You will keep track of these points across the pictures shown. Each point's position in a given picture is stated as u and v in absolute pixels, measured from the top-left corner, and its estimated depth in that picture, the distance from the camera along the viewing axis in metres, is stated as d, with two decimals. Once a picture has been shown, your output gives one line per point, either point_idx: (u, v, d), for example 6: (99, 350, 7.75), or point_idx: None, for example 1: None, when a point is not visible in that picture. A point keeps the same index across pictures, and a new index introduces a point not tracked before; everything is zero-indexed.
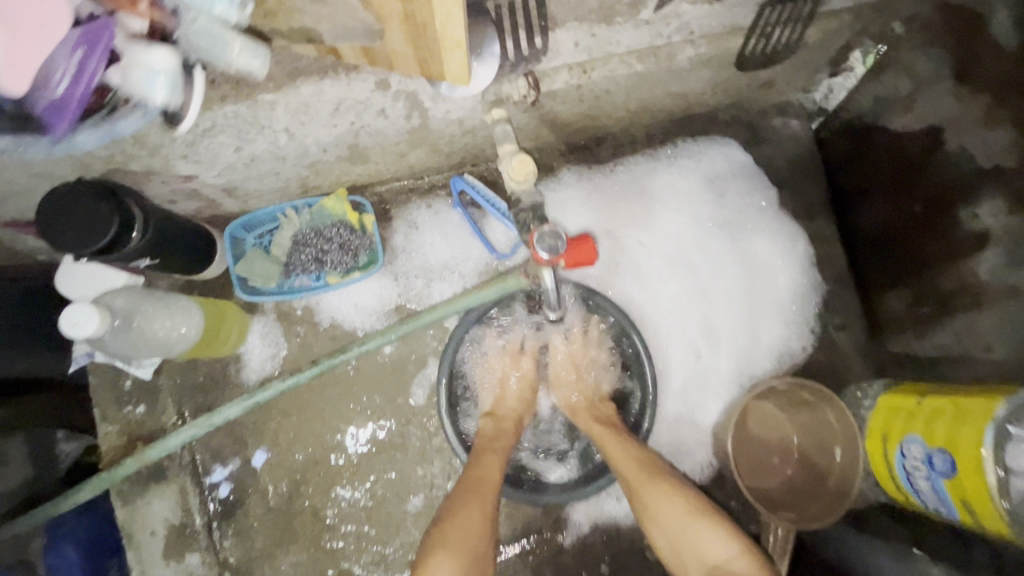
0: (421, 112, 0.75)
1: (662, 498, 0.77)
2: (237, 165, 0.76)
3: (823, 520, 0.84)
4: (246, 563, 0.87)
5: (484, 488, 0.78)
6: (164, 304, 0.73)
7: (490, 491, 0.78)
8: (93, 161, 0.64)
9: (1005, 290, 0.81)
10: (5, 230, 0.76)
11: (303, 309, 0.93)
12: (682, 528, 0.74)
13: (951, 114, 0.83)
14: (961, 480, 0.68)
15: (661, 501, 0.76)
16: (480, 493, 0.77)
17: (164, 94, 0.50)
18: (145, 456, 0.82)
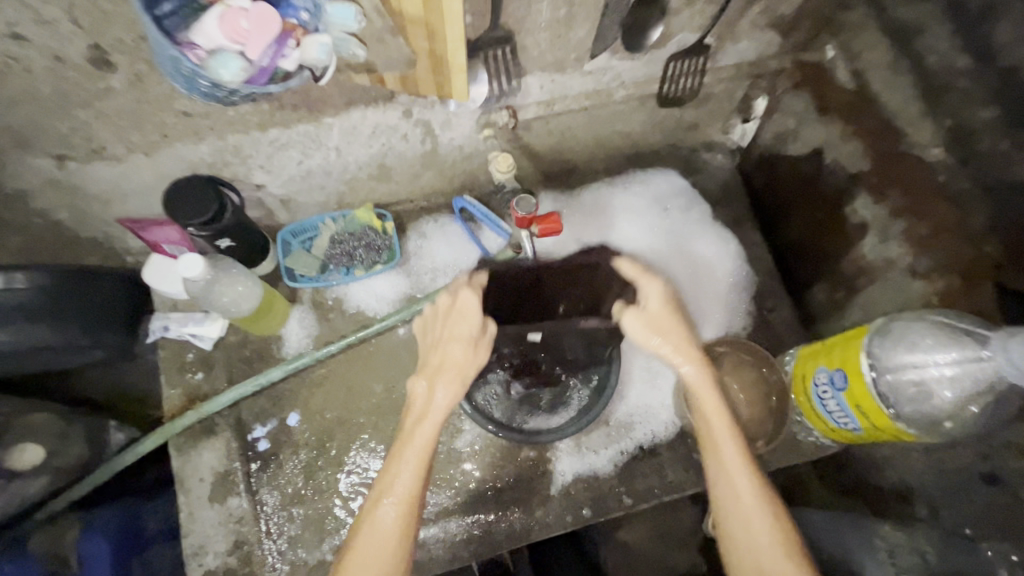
0: (432, 138, 1.03)
1: (757, 511, 0.79)
2: (296, 177, 1.02)
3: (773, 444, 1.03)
4: (277, 508, 1.01)
5: (378, 511, 0.74)
6: (244, 274, 0.96)
7: (401, 512, 0.73)
8: (201, 166, 0.91)
9: (883, 260, 1.06)
10: (117, 227, 1.00)
11: (334, 299, 1.15)
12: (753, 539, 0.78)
13: (822, 137, 1.12)
14: (852, 388, 0.88)
15: (756, 518, 0.79)
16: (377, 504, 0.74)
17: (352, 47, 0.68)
18: (203, 408, 1.00)
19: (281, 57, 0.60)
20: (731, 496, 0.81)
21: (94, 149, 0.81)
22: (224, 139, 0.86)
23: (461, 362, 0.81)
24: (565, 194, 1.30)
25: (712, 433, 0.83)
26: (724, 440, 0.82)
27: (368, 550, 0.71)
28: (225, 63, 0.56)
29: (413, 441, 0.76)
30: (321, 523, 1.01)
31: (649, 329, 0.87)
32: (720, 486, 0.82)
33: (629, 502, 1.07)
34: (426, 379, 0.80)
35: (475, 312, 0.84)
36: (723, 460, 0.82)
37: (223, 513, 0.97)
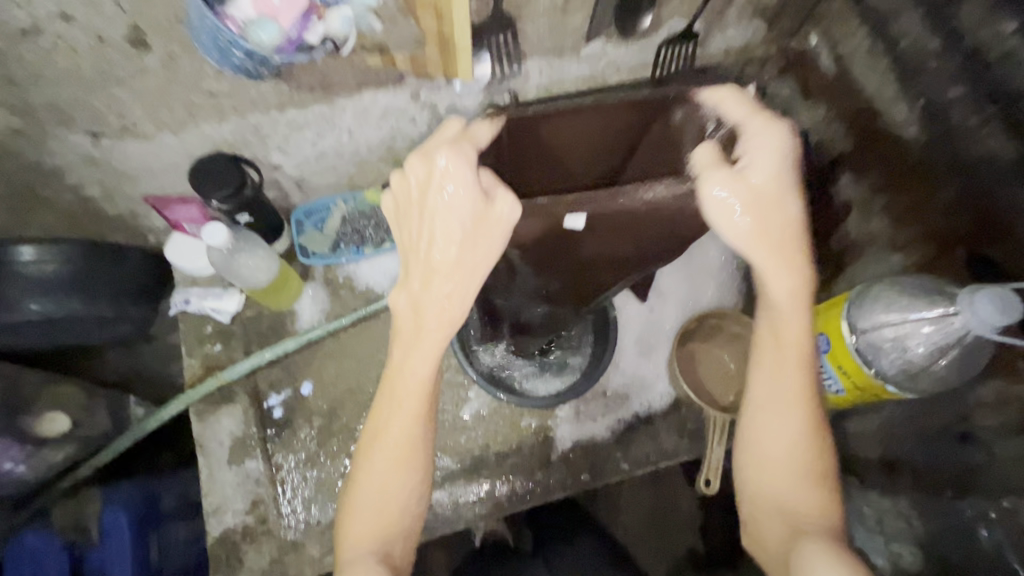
0: (438, 121, 1.09)
1: (792, 436, 0.76)
2: (310, 158, 1.09)
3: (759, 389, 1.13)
4: (292, 472, 1.06)
5: (382, 447, 0.73)
6: (264, 248, 1.02)
7: (405, 447, 0.73)
8: (223, 145, 0.97)
9: (866, 236, 1.11)
10: (142, 205, 1.07)
11: (345, 277, 1.21)
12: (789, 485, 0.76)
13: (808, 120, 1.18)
14: (837, 352, 0.93)
15: (786, 444, 0.76)
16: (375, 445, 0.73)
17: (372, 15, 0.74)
18: (222, 376, 1.06)
19: (306, 31, 0.69)
20: (764, 419, 0.77)
21: (127, 126, 0.88)
22: (246, 118, 0.93)
23: (460, 263, 0.63)
24: None
25: (780, 359, 0.76)
26: (785, 353, 0.75)
27: (374, 476, 0.74)
28: (262, 29, 0.66)
29: (412, 361, 0.69)
30: (332, 486, 1.06)
31: (745, 238, 0.67)
32: (760, 416, 0.78)
33: (626, 467, 1.12)
34: (414, 299, 0.66)
35: (461, 178, 0.61)
36: (772, 379, 0.77)
37: (241, 475, 1.03)
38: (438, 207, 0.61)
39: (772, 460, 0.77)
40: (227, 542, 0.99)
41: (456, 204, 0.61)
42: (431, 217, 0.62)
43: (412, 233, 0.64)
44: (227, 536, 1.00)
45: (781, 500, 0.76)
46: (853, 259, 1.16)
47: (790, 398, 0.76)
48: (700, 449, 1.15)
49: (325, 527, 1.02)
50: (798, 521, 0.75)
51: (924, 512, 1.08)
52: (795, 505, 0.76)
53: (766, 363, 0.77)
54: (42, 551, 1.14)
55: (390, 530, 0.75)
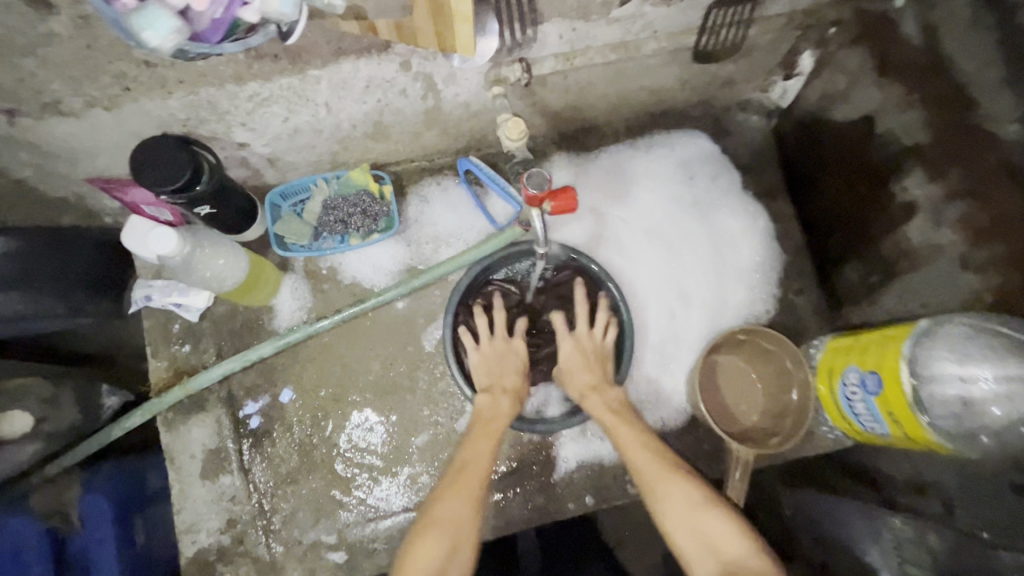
0: (434, 94, 0.91)
1: (669, 485, 0.86)
2: (283, 135, 0.92)
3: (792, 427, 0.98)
4: (270, 487, 0.97)
5: (469, 472, 0.89)
6: (227, 246, 0.89)
7: (475, 476, 0.88)
8: (173, 122, 0.80)
9: (931, 247, 0.95)
10: (88, 187, 0.91)
11: (328, 268, 1.07)
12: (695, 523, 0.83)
13: (878, 102, 0.98)
14: (887, 395, 0.81)
15: (671, 490, 0.85)
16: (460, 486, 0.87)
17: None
18: (190, 385, 0.94)
19: (238, 8, 0.55)
20: (647, 479, 0.88)
21: (47, 102, 0.71)
22: (196, 93, 0.75)
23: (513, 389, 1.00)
24: (580, 158, 1.18)
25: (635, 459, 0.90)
26: (620, 428, 0.94)
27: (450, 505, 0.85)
28: (154, 23, 0.52)
29: (487, 436, 0.93)
30: (314, 502, 0.98)
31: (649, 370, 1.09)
32: (644, 481, 0.88)
33: (633, 491, 1.03)
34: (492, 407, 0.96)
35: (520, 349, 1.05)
36: (630, 444, 0.92)
37: (215, 491, 0.95)
38: (510, 355, 1.04)
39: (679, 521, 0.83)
40: (203, 562, 0.93)
41: (515, 355, 1.04)
42: (502, 363, 1.02)
43: (492, 371, 1.02)
44: (202, 556, 0.94)
45: (696, 536, 0.82)
46: (911, 270, 1.00)
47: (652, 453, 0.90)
48: (714, 473, 1.06)
49: (306, 548, 0.96)
50: (722, 553, 0.80)
51: (953, 550, 0.90)
52: (711, 536, 0.81)
53: (622, 432, 0.93)
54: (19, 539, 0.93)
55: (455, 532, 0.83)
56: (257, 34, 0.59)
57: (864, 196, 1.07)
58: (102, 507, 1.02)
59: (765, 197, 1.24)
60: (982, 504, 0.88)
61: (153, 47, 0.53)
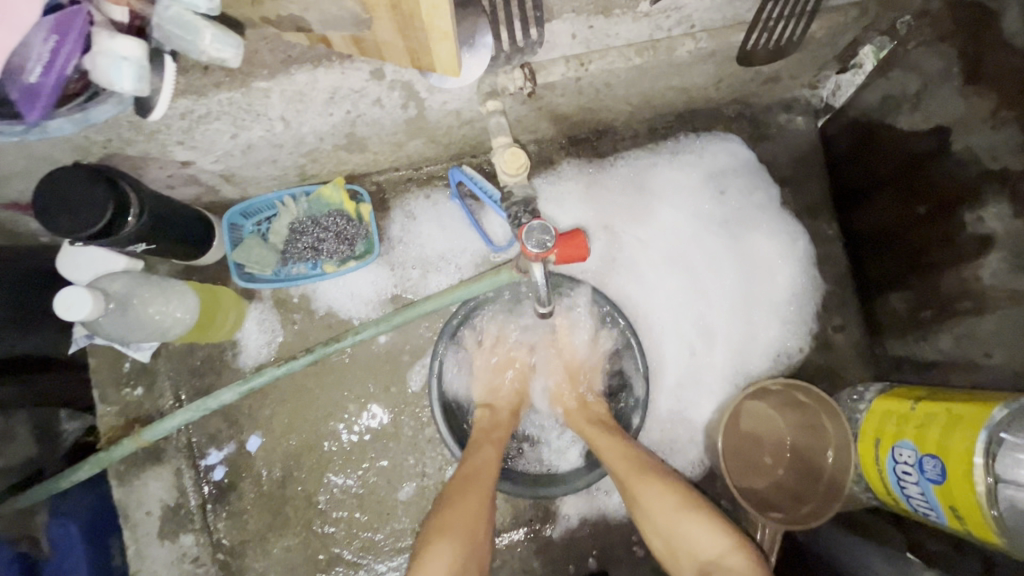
0: (417, 103, 0.74)
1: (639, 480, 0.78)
2: (235, 152, 0.76)
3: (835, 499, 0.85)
4: (238, 546, 0.88)
5: (487, 465, 0.80)
6: (161, 290, 0.74)
7: (491, 468, 0.80)
8: (90, 145, 0.65)
9: (1012, 294, 0.80)
10: (6, 212, 0.77)
11: (300, 297, 0.93)
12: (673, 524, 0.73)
13: (960, 115, 0.80)
14: (952, 490, 0.68)
15: (652, 488, 0.76)
16: (474, 483, 0.77)
17: (130, 83, 0.52)
18: (140, 438, 0.82)
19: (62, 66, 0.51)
20: (627, 482, 0.79)
21: None
22: (111, 113, 0.60)
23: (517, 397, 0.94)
24: (592, 165, 1.01)
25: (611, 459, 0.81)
26: (597, 435, 0.85)
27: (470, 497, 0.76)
28: None
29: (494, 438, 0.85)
30: (286, 562, 0.88)
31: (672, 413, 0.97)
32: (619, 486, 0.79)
33: (640, 551, 0.93)
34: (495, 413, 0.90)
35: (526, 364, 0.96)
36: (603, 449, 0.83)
37: (176, 551, 0.86)
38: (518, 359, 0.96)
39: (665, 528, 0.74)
40: None
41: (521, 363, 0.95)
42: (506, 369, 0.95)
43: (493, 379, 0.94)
44: None
45: (673, 540, 0.73)
46: (979, 315, 0.85)
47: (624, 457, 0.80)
48: None
49: None
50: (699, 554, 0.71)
51: None
52: (689, 538, 0.72)
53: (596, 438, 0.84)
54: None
55: (476, 529, 0.73)
56: (96, 102, 0.56)
57: (927, 224, 0.90)
58: None
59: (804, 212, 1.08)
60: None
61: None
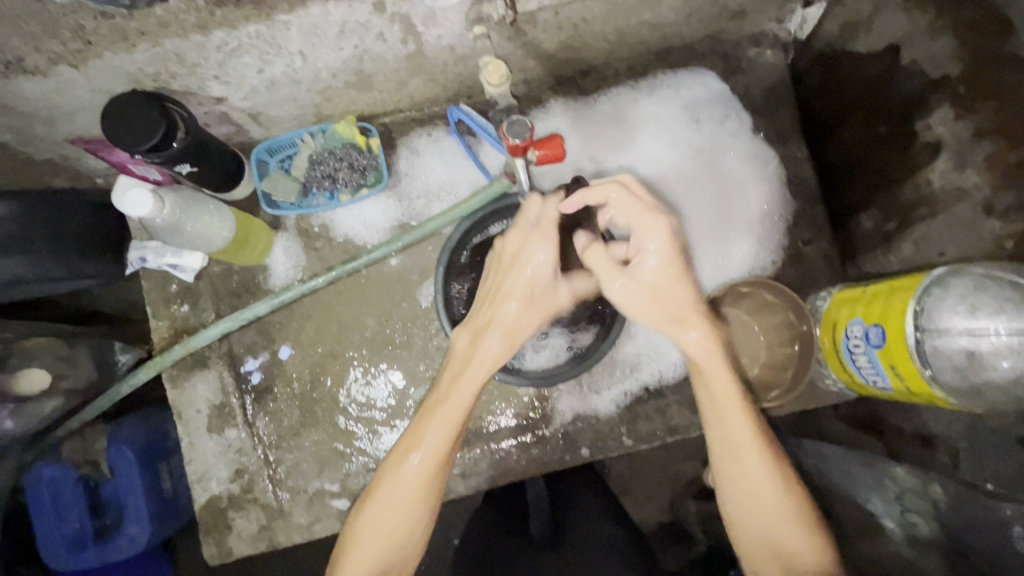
0: (415, 37, 0.85)
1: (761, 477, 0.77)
2: (261, 88, 0.88)
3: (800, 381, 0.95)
4: (274, 440, 1.01)
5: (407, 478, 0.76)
6: (205, 203, 0.87)
7: (422, 475, 0.76)
8: (143, 78, 0.78)
9: (954, 192, 0.85)
10: (71, 149, 0.91)
11: (320, 226, 1.06)
12: (776, 528, 0.77)
13: (904, 29, 0.88)
14: (890, 348, 0.78)
15: (766, 488, 0.77)
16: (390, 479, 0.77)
17: None
18: (190, 343, 0.97)
19: None
20: (740, 469, 0.78)
21: (11, 61, 0.70)
22: (161, 45, 0.72)
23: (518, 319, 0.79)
24: (577, 102, 1.11)
25: (726, 425, 0.78)
26: (733, 415, 0.77)
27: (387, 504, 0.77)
28: None
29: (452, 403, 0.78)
30: (316, 454, 1.01)
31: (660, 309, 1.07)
32: (731, 471, 0.78)
33: (629, 443, 1.04)
34: (473, 351, 0.79)
35: (541, 262, 0.79)
36: (730, 435, 0.77)
37: (222, 443, 1.00)
38: (521, 266, 0.79)
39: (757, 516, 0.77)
40: (215, 508, 0.99)
41: (536, 266, 0.79)
42: (507, 278, 0.79)
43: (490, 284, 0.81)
44: (214, 503, 0.99)
45: (771, 540, 0.77)
46: (932, 216, 0.90)
47: (760, 446, 0.77)
48: None
49: (311, 496, 1.00)
50: (781, 544, 0.77)
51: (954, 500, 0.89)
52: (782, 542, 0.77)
53: (724, 413, 0.77)
54: (57, 484, 1.09)
55: (399, 538, 0.77)
56: None
57: (885, 137, 0.97)
58: (126, 457, 1.11)
59: (777, 139, 1.16)
60: (988, 456, 0.85)
61: None
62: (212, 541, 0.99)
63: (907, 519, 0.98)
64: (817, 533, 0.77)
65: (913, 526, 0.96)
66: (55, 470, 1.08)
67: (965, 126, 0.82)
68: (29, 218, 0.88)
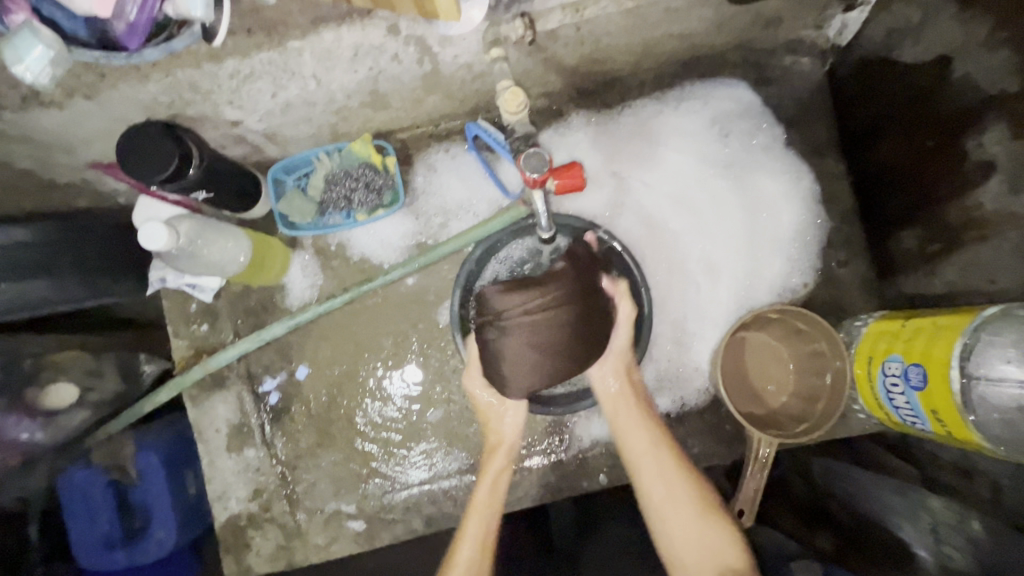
0: (430, 58, 0.82)
1: (701, 524, 0.84)
2: (275, 111, 0.86)
3: (830, 420, 0.89)
4: (291, 459, 1.02)
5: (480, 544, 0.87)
6: (220, 229, 0.86)
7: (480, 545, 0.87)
8: (158, 106, 0.77)
9: (1004, 215, 0.79)
10: (91, 172, 0.91)
11: (337, 245, 1.05)
12: (697, 531, 0.84)
13: (956, 40, 0.81)
14: (931, 392, 0.72)
15: (669, 476, 0.88)
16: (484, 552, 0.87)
17: (200, 11, 0.62)
18: (208, 364, 0.97)
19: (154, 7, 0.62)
20: (672, 529, 0.85)
21: (26, 95, 0.69)
22: (173, 74, 0.71)
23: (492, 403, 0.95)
24: (598, 115, 1.07)
25: (622, 420, 0.92)
26: (665, 475, 0.88)
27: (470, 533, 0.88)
28: (25, 53, 0.61)
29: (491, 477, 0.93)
30: (334, 474, 1.01)
31: (677, 330, 1.05)
32: (676, 522, 0.85)
33: None
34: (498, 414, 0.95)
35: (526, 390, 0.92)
36: (659, 484, 0.88)
37: (241, 463, 1.01)
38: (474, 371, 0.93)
39: (663, 505, 0.87)
40: (234, 527, 1.00)
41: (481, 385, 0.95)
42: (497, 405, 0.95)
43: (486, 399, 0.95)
44: (234, 521, 1.00)
45: (682, 536, 0.84)
46: (979, 242, 0.84)
47: (659, 446, 0.90)
48: (736, 454, 1.03)
49: (328, 517, 1.00)
50: (705, 544, 0.83)
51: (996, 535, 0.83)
52: (705, 540, 0.83)
53: (653, 478, 0.88)
54: (87, 486, 1.08)
55: None
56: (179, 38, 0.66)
57: (927, 154, 0.91)
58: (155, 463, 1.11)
59: (811, 153, 1.10)
60: None
61: (28, 80, 0.62)
62: (231, 560, 1.00)
63: (939, 548, 0.89)
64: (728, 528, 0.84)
65: (947, 557, 0.87)
66: (87, 474, 1.09)
67: (1021, 148, 0.75)
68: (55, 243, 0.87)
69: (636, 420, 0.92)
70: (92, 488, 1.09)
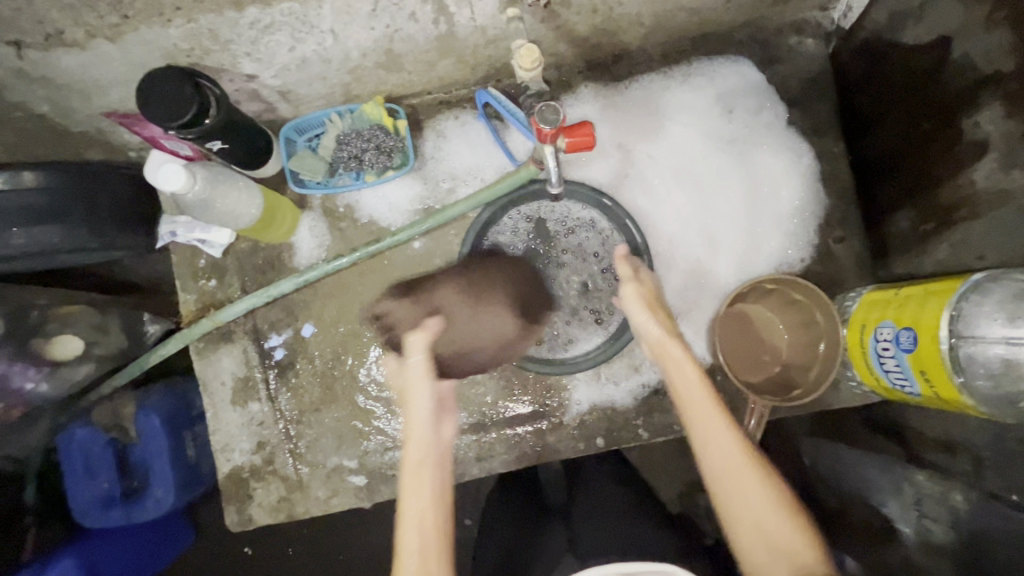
0: (446, 17, 0.85)
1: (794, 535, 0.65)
2: (291, 66, 0.88)
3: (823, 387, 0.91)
4: (294, 414, 1.03)
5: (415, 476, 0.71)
6: (235, 180, 0.88)
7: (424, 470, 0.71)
8: (178, 54, 0.79)
9: (996, 192, 0.82)
10: (107, 122, 0.93)
11: (346, 206, 1.06)
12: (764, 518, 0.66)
13: (956, 21, 0.83)
14: (920, 353, 0.75)
15: (727, 440, 0.70)
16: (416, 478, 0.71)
17: None
18: (217, 318, 0.99)
19: None
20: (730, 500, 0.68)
21: (50, 34, 0.71)
22: (195, 20, 0.73)
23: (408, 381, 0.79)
24: (606, 89, 1.09)
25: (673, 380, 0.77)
26: (740, 472, 0.68)
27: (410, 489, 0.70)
28: None
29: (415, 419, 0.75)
30: (336, 430, 1.03)
31: (677, 300, 1.08)
32: (735, 498, 0.67)
33: (645, 435, 1.04)
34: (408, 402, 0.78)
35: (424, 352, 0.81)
36: (711, 445, 0.70)
37: (245, 415, 1.03)
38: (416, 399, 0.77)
39: (718, 462, 0.69)
40: (237, 478, 1.02)
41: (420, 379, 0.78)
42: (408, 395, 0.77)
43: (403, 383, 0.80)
44: (237, 473, 1.02)
45: (754, 522, 0.66)
46: (971, 220, 0.87)
47: (714, 406, 0.72)
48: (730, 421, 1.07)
49: (329, 472, 1.02)
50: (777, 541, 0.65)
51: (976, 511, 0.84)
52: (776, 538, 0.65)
53: (724, 472, 0.69)
54: (87, 446, 1.06)
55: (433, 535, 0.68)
56: None
57: (923, 134, 0.93)
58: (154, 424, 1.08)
59: (812, 132, 1.13)
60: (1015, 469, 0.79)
61: None
62: (233, 510, 1.03)
63: (922, 525, 0.91)
64: (802, 522, 0.66)
65: (928, 533, 0.89)
66: (85, 432, 1.06)
67: (1014, 127, 0.77)
68: (68, 190, 0.89)
69: (692, 380, 0.75)
70: (90, 447, 1.06)
